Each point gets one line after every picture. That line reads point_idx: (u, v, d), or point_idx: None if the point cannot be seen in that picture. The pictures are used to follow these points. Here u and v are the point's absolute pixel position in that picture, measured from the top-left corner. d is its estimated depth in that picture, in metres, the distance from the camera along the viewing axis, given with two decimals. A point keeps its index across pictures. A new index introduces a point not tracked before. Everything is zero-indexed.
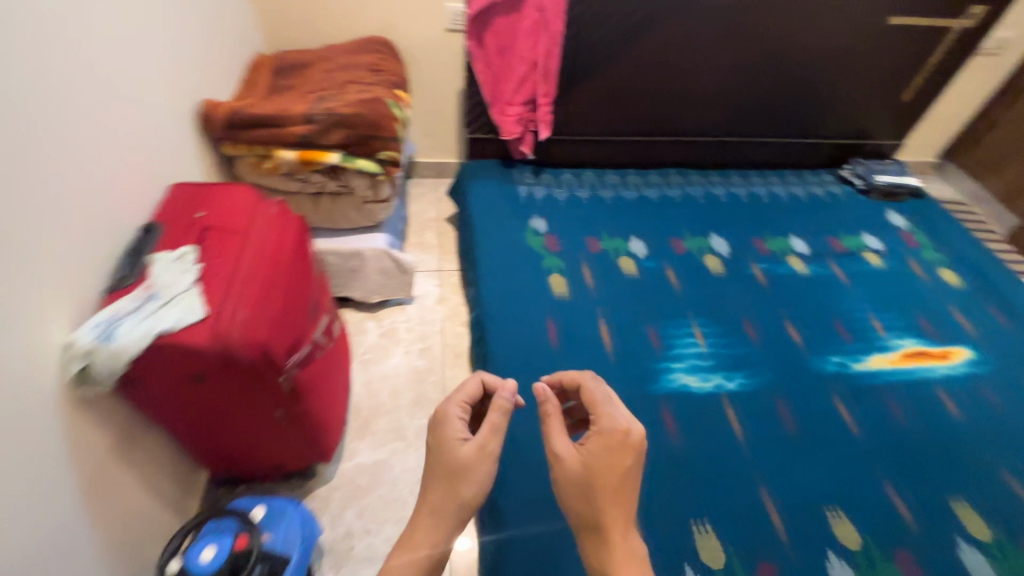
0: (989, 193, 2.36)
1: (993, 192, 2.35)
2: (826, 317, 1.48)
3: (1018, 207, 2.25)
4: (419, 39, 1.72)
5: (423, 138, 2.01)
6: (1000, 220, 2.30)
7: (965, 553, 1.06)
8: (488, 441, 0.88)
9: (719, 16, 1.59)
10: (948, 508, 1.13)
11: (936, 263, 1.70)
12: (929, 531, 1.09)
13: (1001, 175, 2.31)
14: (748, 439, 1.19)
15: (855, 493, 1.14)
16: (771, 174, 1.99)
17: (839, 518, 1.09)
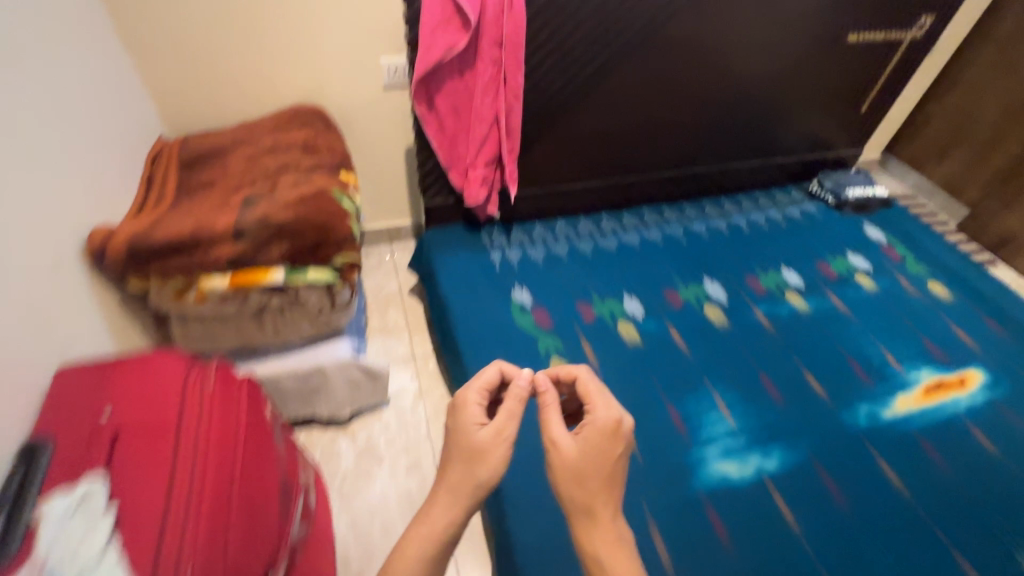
0: (935, 183, 2.39)
1: (938, 183, 2.38)
2: (840, 358, 1.39)
3: (965, 197, 2.28)
4: (354, 100, 1.50)
5: (369, 203, 1.78)
6: (950, 211, 2.33)
7: None
8: (506, 424, 0.80)
9: (683, 48, 1.46)
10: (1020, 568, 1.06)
11: (922, 276, 1.66)
12: None
13: (942, 167, 2.35)
14: (806, 530, 1.07)
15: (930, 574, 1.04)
16: (744, 199, 1.90)
17: None
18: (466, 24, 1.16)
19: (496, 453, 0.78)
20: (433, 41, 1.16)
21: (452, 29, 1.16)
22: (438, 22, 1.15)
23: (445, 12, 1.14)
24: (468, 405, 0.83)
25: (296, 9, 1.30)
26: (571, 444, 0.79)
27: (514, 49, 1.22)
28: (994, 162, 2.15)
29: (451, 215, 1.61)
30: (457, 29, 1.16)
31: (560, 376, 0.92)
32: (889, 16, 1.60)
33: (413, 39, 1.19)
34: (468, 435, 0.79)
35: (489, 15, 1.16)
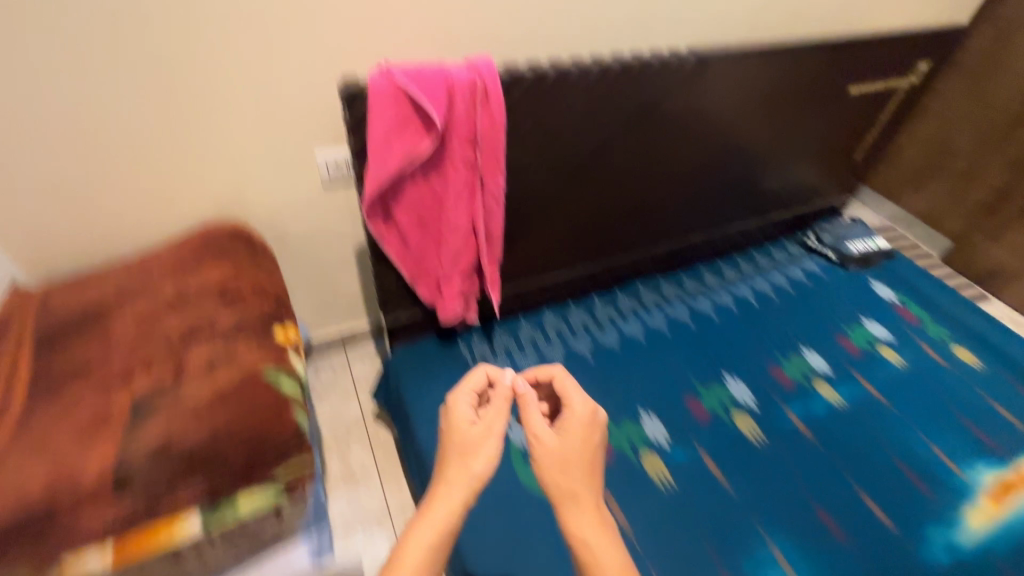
0: (913, 213, 2.31)
1: (915, 212, 2.30)
2: (893, 467, 1.21)
3: (945, 228, 2.21)
4: (285, 204, 1.18)
5: (315, 311, 1.46)
6: (932, 242, 2.26)
7: None
8: (496, 420, 0.70)
9: (683, 121, 1.24)
10: None
11: (945, 341, 1.53)
12: None
13: (918, 197, 2.27)
14: None
15: None
16: (742, 262, 1.71)
17: None
18: (430, 124, 0.88)
19: (486, 448, 0.67)
20: (388, 149, 0.88)
21: (412, 130, 0.88)
22: (394, 124, 0.86)
23: (401, 109, 0.86)
24: (457, 405, 0.71)
25: (202, 108, 0.98)
26: (565, 431, 0.69)
27: (492, 146, 0.96)
28: (974, 194, 2.08)
29: (420, 328, 1.32)
30: (419, 130, 0.88)
31: (539, 378, 0.80)
32: (889, 65, 1.45)
33: (360, 147, 0.91)
34: (456, 434, 0.68)
35: (459, 110, 0.90)
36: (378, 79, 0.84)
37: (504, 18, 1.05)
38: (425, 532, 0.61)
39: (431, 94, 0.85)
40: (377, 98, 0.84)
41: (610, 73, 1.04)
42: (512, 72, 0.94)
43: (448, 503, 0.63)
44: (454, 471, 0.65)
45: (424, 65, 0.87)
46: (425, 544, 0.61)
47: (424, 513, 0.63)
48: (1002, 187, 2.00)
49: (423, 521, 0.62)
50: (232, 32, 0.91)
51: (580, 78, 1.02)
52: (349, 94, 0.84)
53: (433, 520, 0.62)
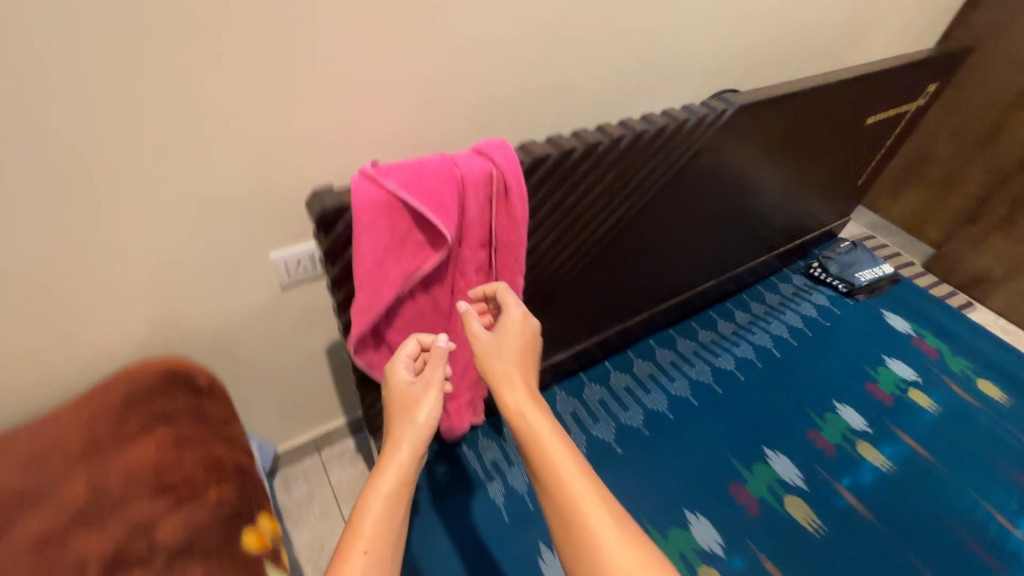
0: (893, 222, 2.28)
1: (896, 221, 2.27)
2: (956, 541, 1.12)
3: (927, 236, 2.18)
4: (232, 316, 0.91)
5: (279, 422, 1.19)
6: (914, 250, 2.23)
7: None
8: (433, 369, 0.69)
9: (710, 176, 1.06)
10: None
11: (968, 374, 1.46)
12: None
13: (897, 205, 2.24)
14: None
15: None
16: (751, 302, 1.58)
17: None
18: (435, 236, 0.66)
19: (428, 397, 0.66)
20: (382, 272, 0.65)
21: (412, 245, 0.66)
22: (388, 241, 0.64)
23: (397, 222, 0.63)
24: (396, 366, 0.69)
25: (105, 228, 0.69)
26: (503, 337, 0.66)
27: (511, 248, 0.75)
28: (954, 203, 2.05)
29: None
30: (422, 244, 0.66)
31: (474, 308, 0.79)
32: (904, 90, 1.34)
33: (343, 271, 0.67)
34: (399, 390, 0.67)
35: (471, 212, 0.68)
36: (362, 185, 0.61)
37: (502, 73, 0.83)
38: (386, 484, 0.59)
39: (436, 201, 0.63)
40: (364, 215, 0.60)
41: (644, 140, 0.83)
42: (531, 153, 0.73)
43: (404, 454, 0.62)
44: (404, 420, 0.65)
45: (423, 159, 0.64)
46: (389, 495, 0.59)
47: (384, 468, 0.61)
48: (984, 196, 1.96)
49: (380, 475, 0.60)
50: (140, 131, 0.63)
51: (609, 150, 0.80)
52: (325, 216, 0.60)
53: (391, 473, 0.60)
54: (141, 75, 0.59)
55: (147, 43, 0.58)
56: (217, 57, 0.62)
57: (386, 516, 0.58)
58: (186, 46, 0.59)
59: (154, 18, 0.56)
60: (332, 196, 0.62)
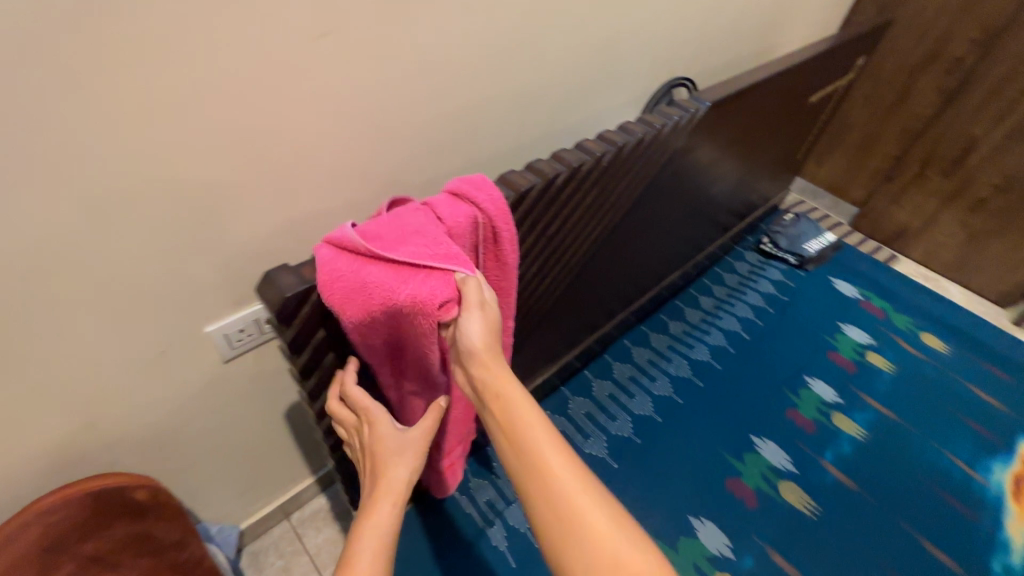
0: (821, 184, 2.13)
1: (823, 184, 2.12)
2: (931, 495, 1.18)
3: (852, 196, 2.05)
4: (169, 403, 0.76)
5: (237, 498, 1.04)
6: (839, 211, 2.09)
7: None
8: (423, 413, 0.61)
9: (679, 175, 1.02)
10: None
11: (913, 330, 1.55)
12: None
13: (822, 167, 2.09)
14: None
15: None
16: (713, 285, 1.58)
17: None
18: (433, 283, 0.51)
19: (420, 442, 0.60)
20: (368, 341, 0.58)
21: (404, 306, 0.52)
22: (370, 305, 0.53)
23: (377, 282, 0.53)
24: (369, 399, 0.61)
25: None
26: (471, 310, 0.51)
27: (502, 297, 0.67)
28: (874, 163, 1.94)
29: None
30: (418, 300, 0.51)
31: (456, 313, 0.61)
32: (839, 66, 1.36)
33: (316, 346, 0.63)
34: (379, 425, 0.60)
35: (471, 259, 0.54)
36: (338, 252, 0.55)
37: (457, 88, 0.73)
38: (376, 522, 0.52)
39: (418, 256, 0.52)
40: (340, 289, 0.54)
41: (624, 153, 0.76)
42: (514, 188, 0.64)
43: (393, 495, 0.55)
44: (389, 446, 0.58)
45: (402, 216, 0.56)
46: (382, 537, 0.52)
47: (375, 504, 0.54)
48: (901, 155, 1.86)
49: (365, 523, 0.52)
50: (23, 204, 0.49)
51: (591, 170, 0.73)
52: (285, 304, 0.56)
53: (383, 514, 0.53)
54: (22, 133, 0.46)
55: (20, 94, 0.44)
56: (127, 101, 0.49)
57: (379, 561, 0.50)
58: (84, 92, 0.47)
59: (31, 63, 0.43)
60: (293, 279, 0.58)
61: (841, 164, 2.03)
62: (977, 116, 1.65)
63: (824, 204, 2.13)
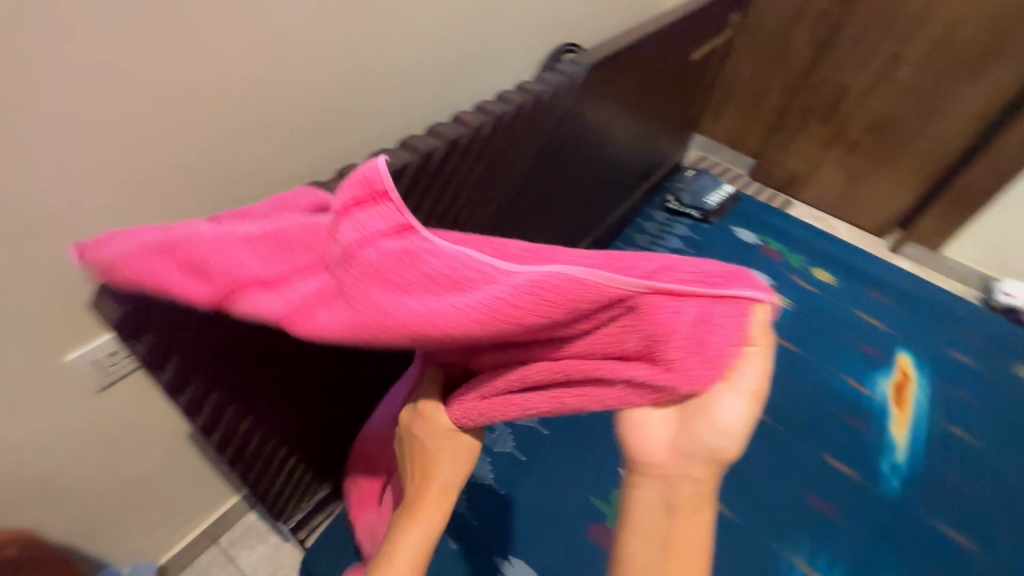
0: (718, 139, 2.22)
1: (720, 139, 2.22)
2: (827, 412, 1.30)
3: (747, 147, 2.16)
4: (40, 443, 0.69)
5: (153, 531, 0.96)
6: (737, 161, 2.20)
7: None
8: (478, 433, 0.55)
9: (573, 142, 1.02)
10: None
11: (805, 267, 1.68)
12: None
13: (719, 123, 2.18)
14: None
15: None
16: (625, 247, 1.64)
17: None
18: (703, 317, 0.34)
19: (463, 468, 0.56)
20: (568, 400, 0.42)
21: (662, 357, 0.35)
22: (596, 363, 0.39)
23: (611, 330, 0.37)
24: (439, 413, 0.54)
25: None
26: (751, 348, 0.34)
27: None
28: (762, 115, 2.06)
29: (326, 500, 0.99)
30: (690, 362, 0.33)
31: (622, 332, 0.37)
32: (715, 24, 1.42)
33: (182, 355, 0.59)
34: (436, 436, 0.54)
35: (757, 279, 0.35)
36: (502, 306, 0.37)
37: (322, 69, 0.69)
38: (417, 524, 0.54)
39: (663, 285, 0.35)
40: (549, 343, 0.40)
41: (504, 123, 0.74)
42: (387, 165, 0.61)
43: (440, 503, 0.54)
44: (439, 468, 0.54)
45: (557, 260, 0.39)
46: (423, 535, 0.54)
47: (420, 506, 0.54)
48: (784, 106, 1.99)
49: (401, 541, 0.53)
50: None
51: (471, 143, 0.71)
52: (133, 307, 0.52)
53: (430, 518, 0.54)
54: None
55: None
56: None
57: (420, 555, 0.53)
58: None
59: None
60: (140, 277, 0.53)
61: (735, 119, 2.13)
62: (844, 64, 1.79)
63: (724, 158, 2.23)
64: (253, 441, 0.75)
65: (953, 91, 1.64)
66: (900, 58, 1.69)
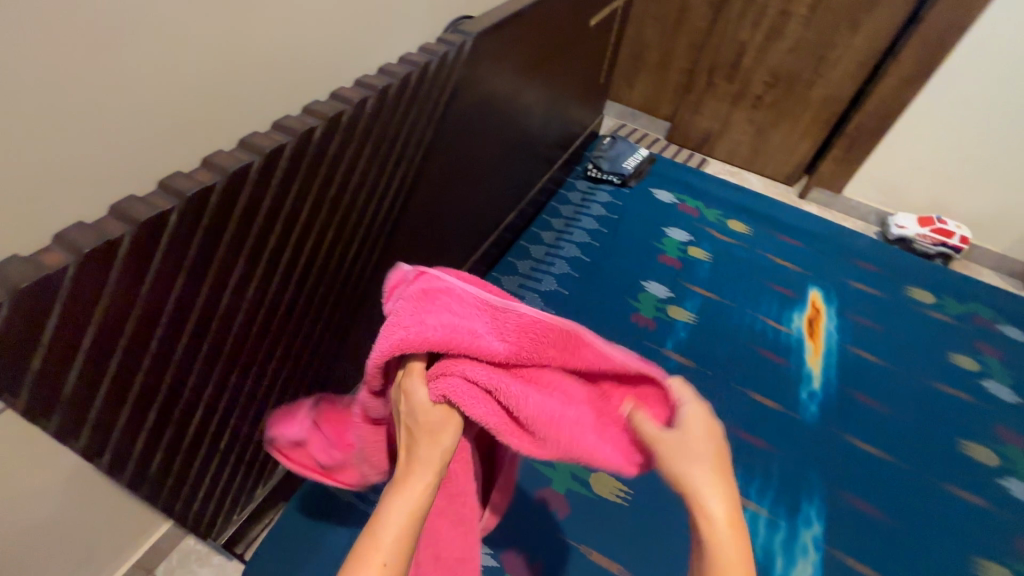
0: (634, 106, 2.27)
1: (635, 106, 2.27)
2: (750, 352, 1.38)
3: (662, 111, 2.22)
4: None
5: None
6: (654, 126, 2.27)
7: (1015, 489, 1.21)
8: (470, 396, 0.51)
9: (477, 116, 1.01)
10: (968, 458, 1.25)
11: (721, 220, 1.76)
12: (994, 498, 1.19)
13: (632, 90, 2.23)
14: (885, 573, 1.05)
15: (959, 530, 1.13)
16: (551, 219, 1.66)
17: (985, 566, 1.08)
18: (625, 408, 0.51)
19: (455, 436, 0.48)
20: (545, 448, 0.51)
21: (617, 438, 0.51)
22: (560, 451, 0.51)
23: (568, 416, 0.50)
24: (418, 386, 0.48)
25: None
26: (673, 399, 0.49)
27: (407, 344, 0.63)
28: (671, 79, 2.12)
29: (258, 511, 0.96)
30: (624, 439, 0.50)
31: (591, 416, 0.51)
32: None
33: (72, 399, 0.51)
34: (423, 411, 0.47)
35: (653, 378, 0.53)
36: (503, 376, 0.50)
37: None
38: (400, 495, 0.42)
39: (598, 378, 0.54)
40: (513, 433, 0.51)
41: (390, 99, 0.72)
42: (259, 149, 0.57)
43: (429, 474, 0.44)
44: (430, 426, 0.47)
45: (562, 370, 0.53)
46: (407, 507, 0.41)
47: (400, 479, 0.43)
48: (690, 68, 2.06)
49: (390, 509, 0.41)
50: None
51: (356, 121, 0.68)
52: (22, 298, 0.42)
53: (413, 494, 0.42)
54: None
55: None
56: None
57: (405, 536, 0.40)
58: None
59: None
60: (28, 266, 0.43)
61: (648, 83, 2.19)
62: (740, 22, 1.87)
63: (641, 123, 2.28)
64: (171, 469, 0.69)
65: (835, 39, 1.76)
66: (788, 13, 1.78)
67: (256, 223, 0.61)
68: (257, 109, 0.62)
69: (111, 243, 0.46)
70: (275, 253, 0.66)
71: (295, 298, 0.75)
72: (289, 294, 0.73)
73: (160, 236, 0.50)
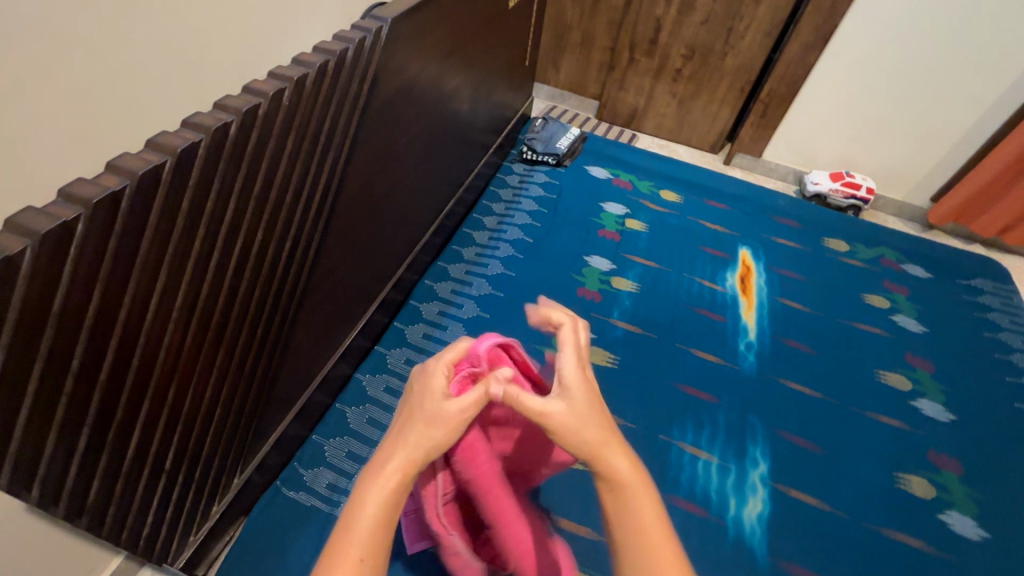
0: (563, 87, 2.31)
1: (564, 86, 2.31)
2: (690, 313, 1.46)
3: (589, 91, 2.27)
4: None
5: None
6: (584, 106, 2.32)
7: (928, 409, 1.35)
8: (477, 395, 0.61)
9: (403, 104, 1.00)
10: (887, 386, 1.38)
11: (654, 191, 1.83)
12: (912, 420, 1.32)
13: (560, 71, 2.27)
14: (825, 499, 1.15)
15: (886, 452, 1.25)
16: (492, 204, 1.67)
17: (908, 480, 1.21)
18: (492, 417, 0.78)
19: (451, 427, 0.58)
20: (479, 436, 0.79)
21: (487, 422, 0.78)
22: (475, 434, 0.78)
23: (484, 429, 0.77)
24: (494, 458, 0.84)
25: None
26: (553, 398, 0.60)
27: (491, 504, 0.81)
28: (595, 57, 2.17)
29: (217, 529, 0.93)
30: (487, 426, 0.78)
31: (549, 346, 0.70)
32: None
33: None
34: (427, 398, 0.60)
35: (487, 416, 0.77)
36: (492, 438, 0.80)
37: None
38: (381, 483, 0.52)
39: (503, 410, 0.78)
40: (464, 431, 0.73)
41: (307, 89, 0.69)
42: (168, 151, 0.54)
43: (413, 456, 0.55)
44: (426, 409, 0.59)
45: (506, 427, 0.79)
46: (385, 492, 0.52)
47: (382, 469, 0.54)
48: (612, 46, 2.12)
49: (373, 477, 0.53)
50: None
51: (273, 115, 0.65)
52: None
53: (397, 465, 0.54)
54: None
55: None
56: None
57: (383, 515, 0.51)
58: None
59: None
60: None
61: (573, 64, 2.23)
62: None
63: (571, 104, 2.33)
64: (113, 497, 0.66)
65: (741, 10, 1.85)
66: None
67: (176, 230, 0.58)
68: (159, 105, 0.59)
69: (8, 258, 0.43)
70: (200, 259, 0.63)
71: (228, 304, 0.73)
72: (221, 300, 0.70)
73: (65, 248, 0.47)
